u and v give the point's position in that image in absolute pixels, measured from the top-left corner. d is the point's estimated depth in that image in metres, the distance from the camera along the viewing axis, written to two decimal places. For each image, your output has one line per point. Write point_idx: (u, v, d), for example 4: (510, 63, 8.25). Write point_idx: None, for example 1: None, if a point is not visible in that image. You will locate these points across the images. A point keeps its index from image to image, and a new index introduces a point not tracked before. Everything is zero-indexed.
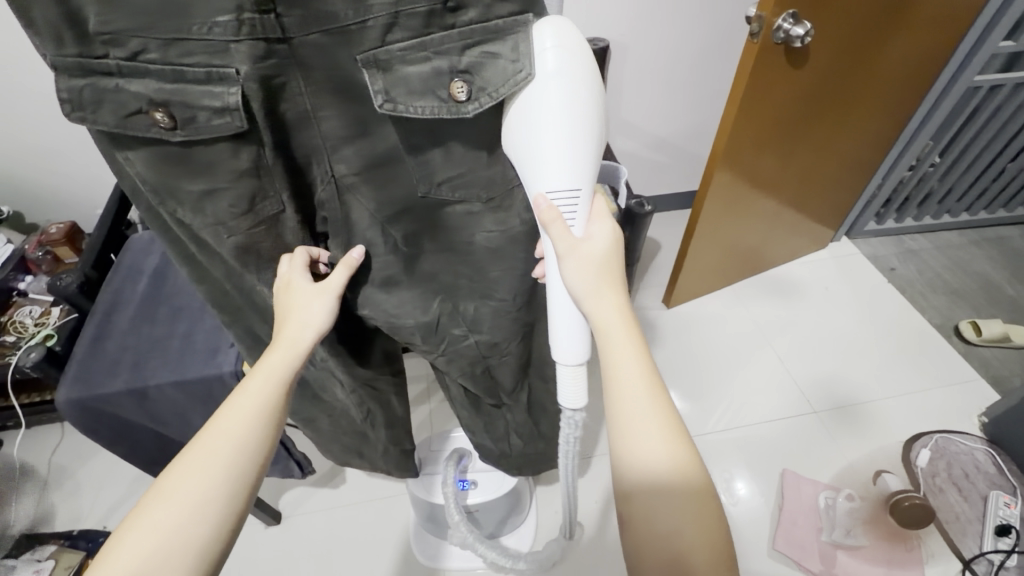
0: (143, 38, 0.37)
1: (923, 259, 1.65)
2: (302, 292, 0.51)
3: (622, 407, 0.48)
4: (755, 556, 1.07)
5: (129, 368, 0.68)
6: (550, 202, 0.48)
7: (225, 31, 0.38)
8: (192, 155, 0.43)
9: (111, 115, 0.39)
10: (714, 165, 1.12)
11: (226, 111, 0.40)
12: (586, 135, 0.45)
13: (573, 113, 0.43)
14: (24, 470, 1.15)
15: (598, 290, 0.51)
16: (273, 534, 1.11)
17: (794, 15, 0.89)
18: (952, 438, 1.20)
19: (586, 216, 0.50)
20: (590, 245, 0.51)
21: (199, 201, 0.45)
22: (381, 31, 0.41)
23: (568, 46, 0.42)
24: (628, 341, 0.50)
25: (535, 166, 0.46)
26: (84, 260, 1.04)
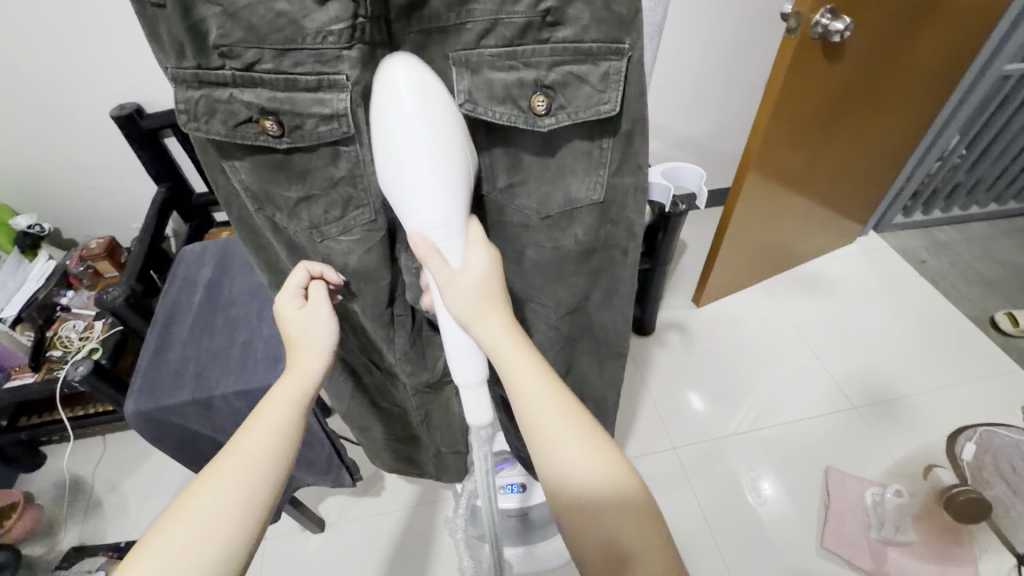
0: (259, 49, 0.38)
1: (954, 251, 1.63)
2: (301, 312, 0.50)
3: (528, 418, 0.43)
4: (803, 555, 1.05)
5: (193, 379, 0.69)
6: (425, 236, 0.42)
7: (338, 39, 0.38)
8: (292, 162, 0.45)
9: (223, 125, 0.41)
10: (747, 166, 1.13)
11: (333, 117, 0.41)
12: (451, 155, 0.41)
13: (434, 131, 0.40)
14: (71, 482, 1.16)
15: (482, 316, 0.43)
16: (315, 542, 1.11)
17: (832, 10, 0.89)
18: (998, 431, 1.18)
19: (461, 244, 0.43)
20: (468, 274, 0.43)
21: (296, 206, 0.47)
22: (477, 35, 0.42)
23: (417, 80, 0.39)
24: (516, 350, 0.44)
25: (404, 194, 0.41)
26: (128, 273, 1.06)
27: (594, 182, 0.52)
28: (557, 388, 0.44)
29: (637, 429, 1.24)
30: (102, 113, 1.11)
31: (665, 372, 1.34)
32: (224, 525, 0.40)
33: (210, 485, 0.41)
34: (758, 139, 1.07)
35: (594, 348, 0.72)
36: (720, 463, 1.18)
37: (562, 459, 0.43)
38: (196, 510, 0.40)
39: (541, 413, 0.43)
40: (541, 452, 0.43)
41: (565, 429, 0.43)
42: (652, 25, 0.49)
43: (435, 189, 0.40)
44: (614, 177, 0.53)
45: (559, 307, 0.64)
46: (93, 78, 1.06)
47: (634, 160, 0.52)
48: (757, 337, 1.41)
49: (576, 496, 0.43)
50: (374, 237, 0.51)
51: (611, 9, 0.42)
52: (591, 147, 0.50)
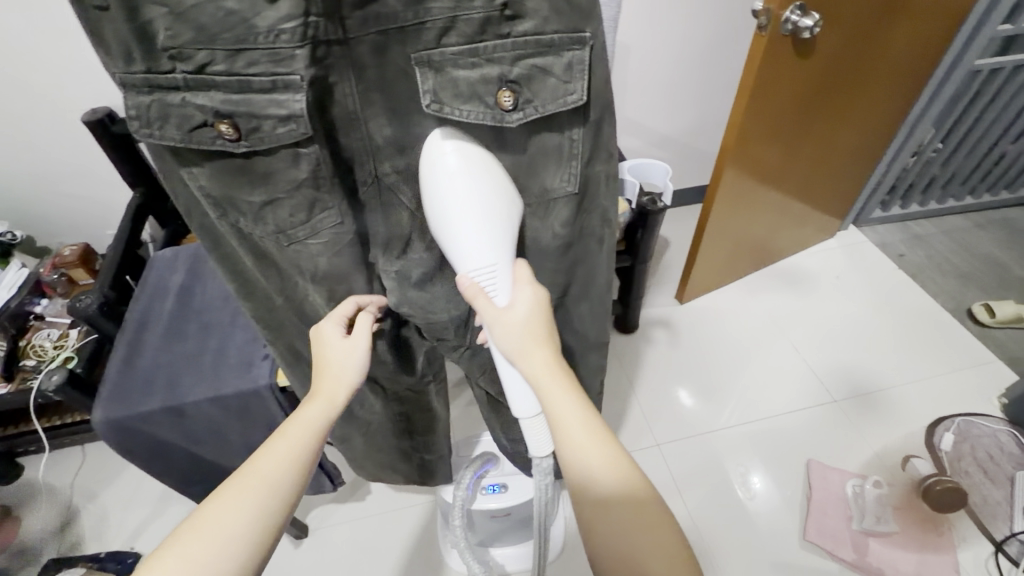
0: (209, 51, 0.38)
1: (931, 244, 1.66)
2: (339, 341, 0.54)
3: (564, 445, 0.48)
4: (786, 549, 1.06)
5: (164, 387, 0.68)
6: (473, 279, 0.49)
7: (290, 38, 0.38)
8: (253, 166, 0.44)
9: (178, 130, 0.41)
10: (724, 162, 1.14)
11: (289, 119, 0.41)
12: (496, 209, 0.47)
13: (481, 189, 0.46)
14: (47, 494, 1.14)
15: (526, 352, 0.49)
16: (299, 549, 1.09)
17: (801, 7, 0.90)
18: (974, 421, 1.21)
19: (508, 283, 0.50)
20: (513, 311, 0.50)
21: (259, 211, 0.46)
22: (437, 34, 0.42)
23: (465, 151, 0.46)
24: (555, 382, 0.49)
25: (457, 246, 0.48)
26: (101, 280, 1.04)
27: (568, 174, 0.52)
28: (593, 419, 0.48)
29: (622, 427, 1.25)
30: (74, 117, 1.10)
31: (649, 370, 1.35)
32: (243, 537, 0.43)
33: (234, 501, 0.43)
34: (733, 136, 1.08)
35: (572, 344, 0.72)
36: (707, 460, 1.18)
37: (596, 486, 0.46)
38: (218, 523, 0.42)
39: (577, 446, 0.47)
40: (575, 476, 0.47)
41: (598, 462, 0.46)
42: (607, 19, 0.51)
43: (483, 239, 0.47)
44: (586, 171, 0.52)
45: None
46: (62, 82, 1.04)
47: (605, 150, 0.54)
48: (739, 333, 1.42)
49: (608, 520, 0.46)
50: (342, 239, 0.50)
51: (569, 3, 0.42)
52: (562, 139, 0.50)
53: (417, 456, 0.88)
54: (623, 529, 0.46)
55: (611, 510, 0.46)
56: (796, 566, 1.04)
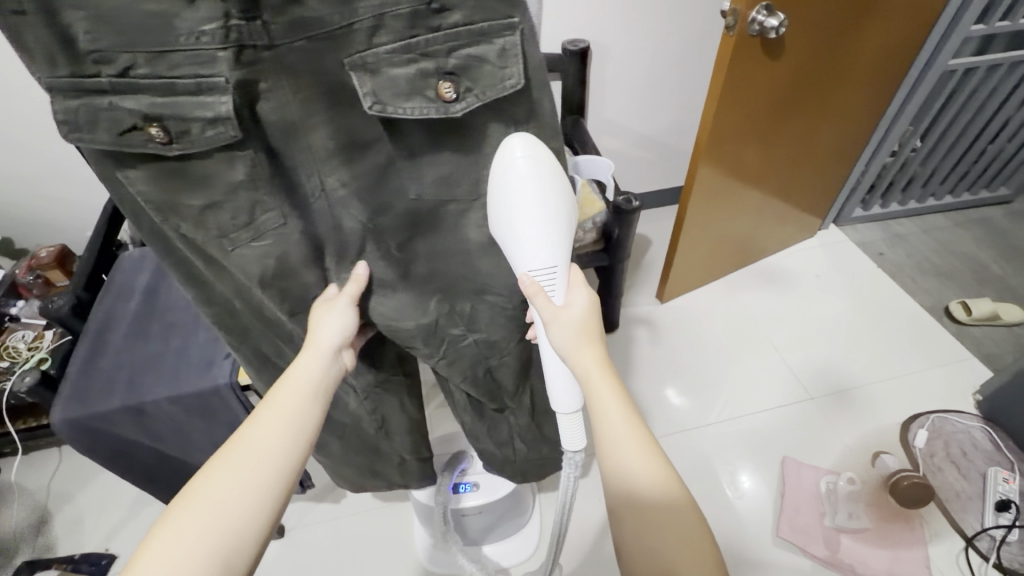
0: (131, 53, 0.38)
1: (911, 243, 1.67)
2: (326, 310, 0.55)
3: (603, 433, 0.49)
4: (760, 547, 1.07)
5: (124, 386, 0.68)
6: (533, 278, 0.53)
7: (211, 39, 0.38)
8: (189, 168, 0.44)
9: (108, 134, 0.41)
10: (698, 159, 1.14)
11: (217, 121, 0.41)
12: (558, 223, 0.53)
13: (548, 203, 0.52)
14: (23, 496, 1.14)
15: (579, 344, 0.52)
16: (277, 549, 1.09)
17: (767, 7, 0.91)
18: (948, 418, 1.22)
19: (564, 286, 0.55)
20: (570, 311, 0.53)
21: (200, 215, 0.47)
22: (368, 35, 0.42)
23: (532, 153, 0.49)
24: (600, 374, 0.50)
25: (518, 246, 0.52)
26: (76, 283, 1.04)
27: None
28: (632, 413, 0.50)
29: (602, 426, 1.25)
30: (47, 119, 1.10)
31: (631, 368, 1.35)
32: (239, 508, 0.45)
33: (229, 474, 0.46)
34: (706, 135, 1.09)
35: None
36: (690, 459, 1.19)
37: (629, 471, 0.48)
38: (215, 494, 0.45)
39: (617, 437, 0.48)
40: (611, 463, 0.49)
41: (635, 453, 0.48)
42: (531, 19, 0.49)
43: (546, 247, 0.53)
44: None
45: (513, 296, 0.63)
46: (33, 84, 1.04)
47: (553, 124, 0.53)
48: (720, 331, 1.43)
49: (636, 508, 0.48)
50: (288, 240, 0.51)
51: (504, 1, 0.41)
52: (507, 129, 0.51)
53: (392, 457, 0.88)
54: (650, 520, 0.47)
55: (639, 498, 0.47)
56: (770, 564, 1.05)
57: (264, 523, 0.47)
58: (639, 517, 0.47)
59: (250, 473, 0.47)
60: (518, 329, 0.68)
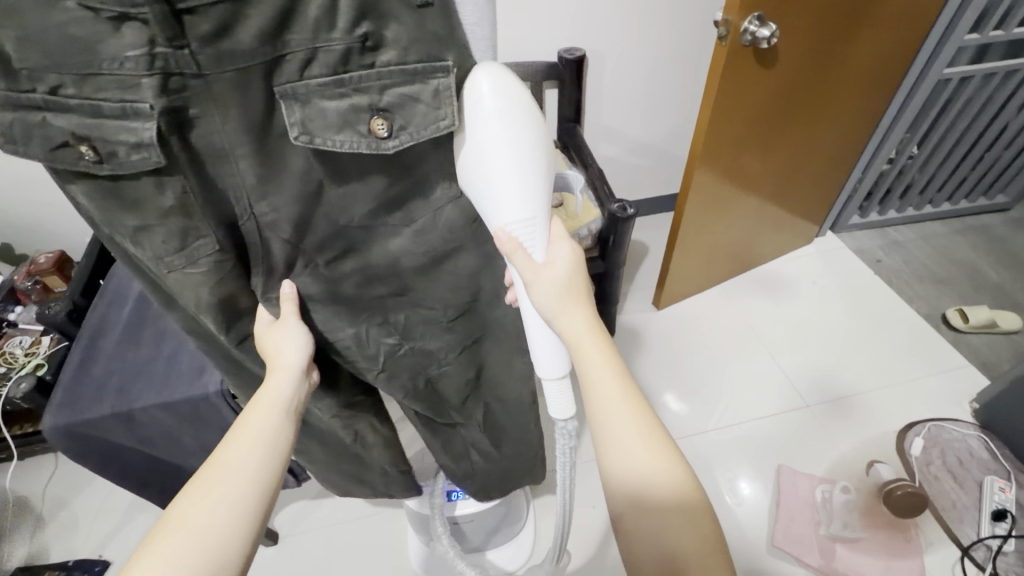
0: (58, 74, 0.35)
1: (909, 250, 1.67)
2: (277, 329, 0.53)
3: (597, 403, 0.50)
4: (754, 554, 1.07)
5: (115, 392, 0.69)
6: (510, 233, 0.48)
7: (135, 66, 0.35)
8: (121, 189, 0.41)
9: (40, 149, 0.37)
10: (694, 160, 1.13)
11: (141, 146, 0.38)
12: (540, 169, 0.47)
13: (529, 154, 0.45)
14: (18, 501, 1.14)
15: (566, 311, 0.51)
16: (268, 556, 1.09)
17: (759, 17, 0.91)
18: (944, 426, 1.22)
19: (545, 241, 0.51)
20: (552, 268, 0.51)
21: (134, 235, 0.43)
22: (299, 66, 0.39)
23: (505, 91, 0.43)
24: (591, 342, 0.50)
25: (494, 199, 0.47)
26: (72, 287, 1.04)
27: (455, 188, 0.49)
28: (623, 380, 0.50)
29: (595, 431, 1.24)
30: None
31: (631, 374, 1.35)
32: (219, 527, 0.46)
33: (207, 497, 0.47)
34: (700, 142, 1.09)
35: (498, 344, 0.68)
36: (690, 465, 1.18)
37: (622, 443, 0.48)
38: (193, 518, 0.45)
39: (612, 409, 0.49)
40: (607, 436, 0.49)
41: (631, 424, 0.48)
42: (482, 44, 0.43)
43: (525, 199, 0.47)
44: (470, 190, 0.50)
45: (448, 309, 0.59)
46: None
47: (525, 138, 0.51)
48: (715, 336, 1.43)
49: (633, 482, 0.47)
50: (225, 269, 0.46)
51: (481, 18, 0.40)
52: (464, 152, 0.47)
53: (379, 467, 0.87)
54: (648, 494, 0.47)
55: (635, 472, 0.47)
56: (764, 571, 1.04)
57: (250, 533, 0.47)
58: (637, 491, 0.47)
59: (232, 485, 0.48)
60: (459, 338, 0.64)
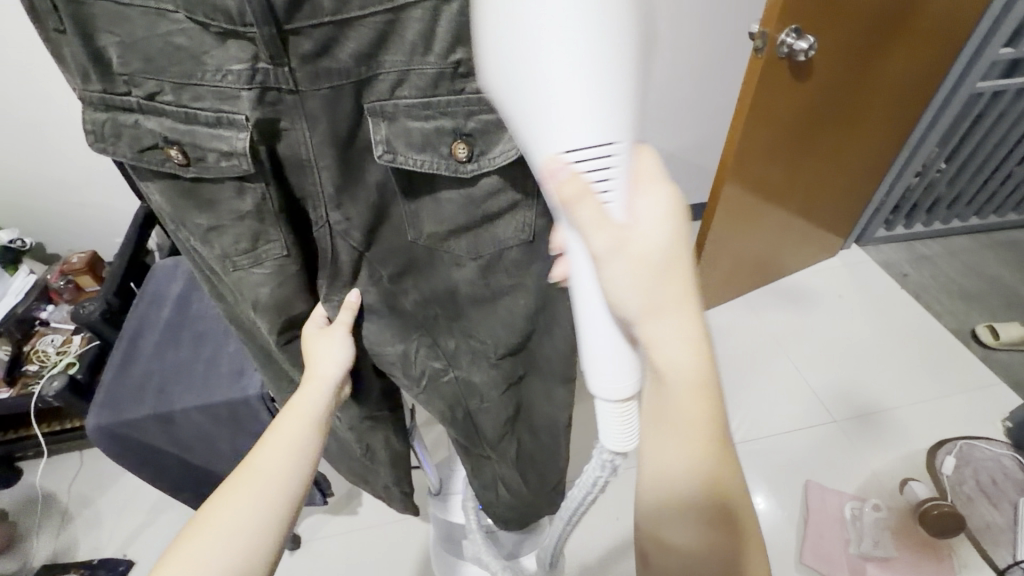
0: (158, 81, 0.38)
1: (937, 265, 1.64)
2: (323, 337, 0.53)
3: (672, 459, 0.36)
4: (780, 568, 1.05)
5: (155, 394, 0.70)
6: (570, 171, 0.33)
7: (237, 79, 0.38)
8: (199, 190, 0.43)
9: (129, 148, 0.41)
10: (723, 177, 1.14)
11: (232, 155, 0.40)
12: (623, 45, 0.29)
13: (613, 36, 0.29)
14: (44, 499, 1.15)
15: (660, 311, 0.35)
16: (293, 560, 1.09)
17: (797, 30, 0.91)
18: (977, 445, 1.19)
19: (626, 191, 0.35)
20: (635, 232, 0.35)
21: (205, 235, 0.45)
22: (391, 85, 0.40)
23: None
24: (686, 349, 0.35)
25: (548, 119, 0.31)
26: (106, 287, 1.05)
27: (521, 224, 0.50)
28: (716, 441, 0.37)
29: None
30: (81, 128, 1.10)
31: None
32: (253, 525, 0.46)
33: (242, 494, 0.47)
34: (731, 154, 1.09)
35: (541, 383, 0.68)
36: None
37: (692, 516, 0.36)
38: (227, 514, 0.46)
39: (683, 434, 0.36)
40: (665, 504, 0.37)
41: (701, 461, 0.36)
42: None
43: (599, 116, 0.31)
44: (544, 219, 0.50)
45: (498, 347, 0.60)
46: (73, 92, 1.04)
47: None
48: (737, 348, 1.42)
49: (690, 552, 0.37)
50: (288, 270, 0.48)
51: None
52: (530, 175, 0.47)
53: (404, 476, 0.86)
54: (704, 538, 0.37)
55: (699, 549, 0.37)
56: None
57: (279, 536, 0.47)
58: (689, 527, 0.37)
59: (267, 485, 0.48)
60: (504, 372, 0.64)
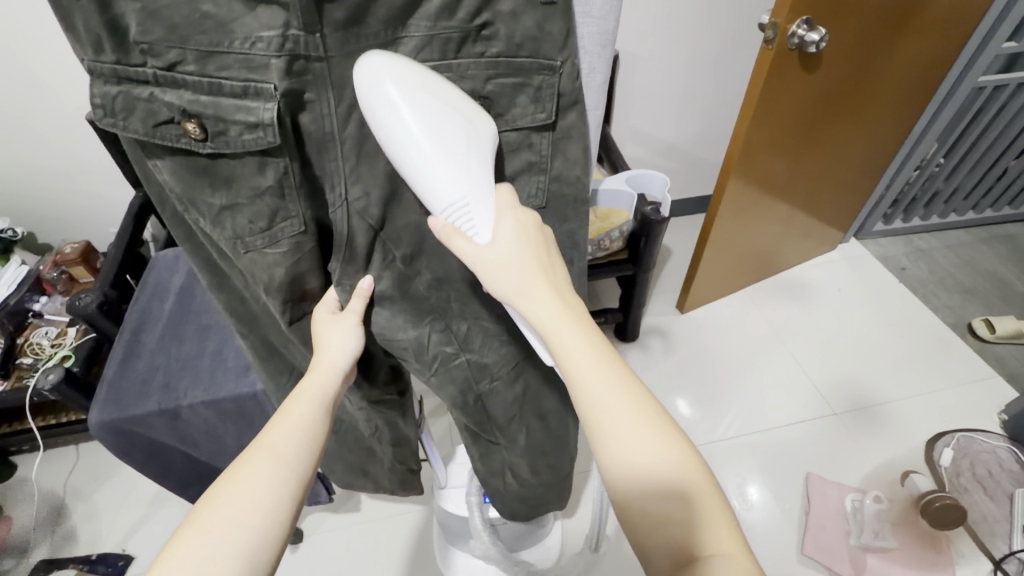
0: (181, 50, 0.37)
1: (933, 258, 1.66)
2: (335, 322, 0.52)
3: (579, 395, 0.42)
4: (783, 562, 1.06)
5: (160, 389, 0.68)
6: (445, 220, 0.43)
7: (267, 46, 0.37)
8: (216, 167, 0.42)
9: (141, 124, 0.38)
10: (728, 172, 1.13)
11: (257, 127, 0.39)
12: (459, 136, 0.41)
13: (443, 135, 0.40)
14: (41, 493, 1.14)
15: (526, 285, 0.43)
16: (295, 554, 1.08)
17: (808, 21, 0.90)
18: (974, 437, 1.20)
19: (488, 216, 0.43)
20: (500, 248, 0.43)
21: (218, 214, 0.43)
22: (413, 49, 0.42)
23: (396, 77, 0.39)
24: (561, 319, 0.42)
25: (427, 188, 0.42)
26: (103, 279, 1.02)
27: (536, 188, 0.52)
28: (614, 372, 0.42)
29: None
30: (76, 117, 1.07)
31: (647, 378, 1.33)
32: (261, 508, 0.43)
33: (247, 477, 0.44)
34: (737, 147, 1.08)
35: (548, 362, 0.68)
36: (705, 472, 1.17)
37: (620, 435, 0.41)
38: (234, 498, 0.43)
39: (597, 395, 0.41)
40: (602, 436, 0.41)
41: (625, 415, 0.41)
42: (603, 35, 0.48)
43: (455, 171, 0.41)
44: (555, 187, 0.52)
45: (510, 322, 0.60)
46: (64, 80, 1.02)
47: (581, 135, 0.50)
48: (738, 342, 1.42)
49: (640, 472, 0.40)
50: (303, 247, 0.47)
51: (546, 28, 0.44)
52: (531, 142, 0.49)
53: (408, 463, 0.86)
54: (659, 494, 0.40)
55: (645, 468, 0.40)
56: None
57: (289, 517, 0.45)
58: (642, 489, 0.41)
59: (275, 466, 0.45)
60: (514, 350, 0.63)
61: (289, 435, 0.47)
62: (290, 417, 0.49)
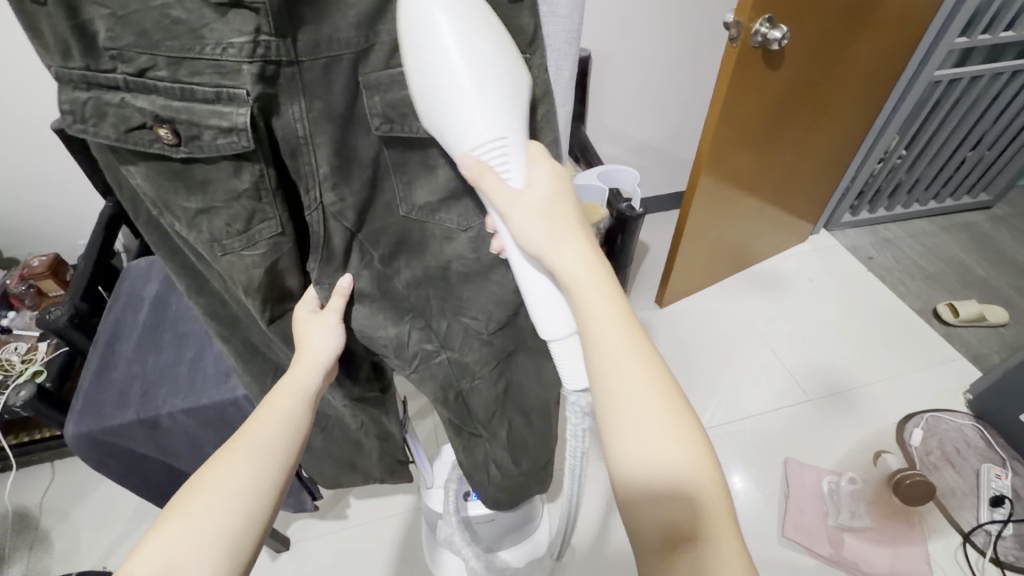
0: (151, 56, 0.37)
1: (899, 247, 1.72)
2: (316, 321, 0.53)
3: (598, 357, 0.44)
4: (765, 544, 1.09)
5: (138, 398, 0.68)
6: (477, 158, 0.42)
7: (239, 52, 0.38)
8: (192, 172, 0.42)
9: (114, 128, 0.39)
10: (700, 169, 1.16)
11: (231, 131, 0.39)
12: (500, 76, 0.41)
13: (490, 71, 0.40)
14: (16, 513, 1.10)
15: (557, 240, 0.45)
16: (282, 560, 1.07)
17: (770, 19, 0.93)
18: (942, 417, 1.25)
19: (522, 164, 0.44)
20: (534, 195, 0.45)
21: (194, 218, 0.43)
22: (387, 57, 0.42)
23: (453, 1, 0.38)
24: (590, 279, 0.45)
25: (453, 121, 0.41)
26: (72, 291, 1.00)
27: None
28: (636, 339, 0.44)
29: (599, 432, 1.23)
30: (39, 124, 1.04)
31: None
32: (242, 498, 0.43)
33: (228, 467, 0.44)
34: (707, 145, 1.12)
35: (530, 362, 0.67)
36: None
37: (632, 400, 0.42)
38: (215, 487, 0.43)
39: (617, 361, 0.43)
40: (608, 396, 0.43)
41: (640, 387, 0.42)
42: (569, 33, 0.48)
43: (485, 98, 0.40)
44: None
45: (489, 321, 0.59)
46: (23, 85, 0.99)
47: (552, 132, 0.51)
48: (716, 333, 1.45)
49: (645, 449, 0.41)
50: (280, 248, 0.48)
51: (514, 25, 0.44)
52: None
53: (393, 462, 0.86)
54: (661, 474, 0.41)
55: (648, 447, 0.41)
56: (776, 563, 1.07)
57: (270, 506, 0.45)
58: (646, 465, 0.41)
59: (258, 457, 0.46)
60: (495, 351, 0.63)
61: (270, 428, 0.48)
62: (272, 410, 0.49)
